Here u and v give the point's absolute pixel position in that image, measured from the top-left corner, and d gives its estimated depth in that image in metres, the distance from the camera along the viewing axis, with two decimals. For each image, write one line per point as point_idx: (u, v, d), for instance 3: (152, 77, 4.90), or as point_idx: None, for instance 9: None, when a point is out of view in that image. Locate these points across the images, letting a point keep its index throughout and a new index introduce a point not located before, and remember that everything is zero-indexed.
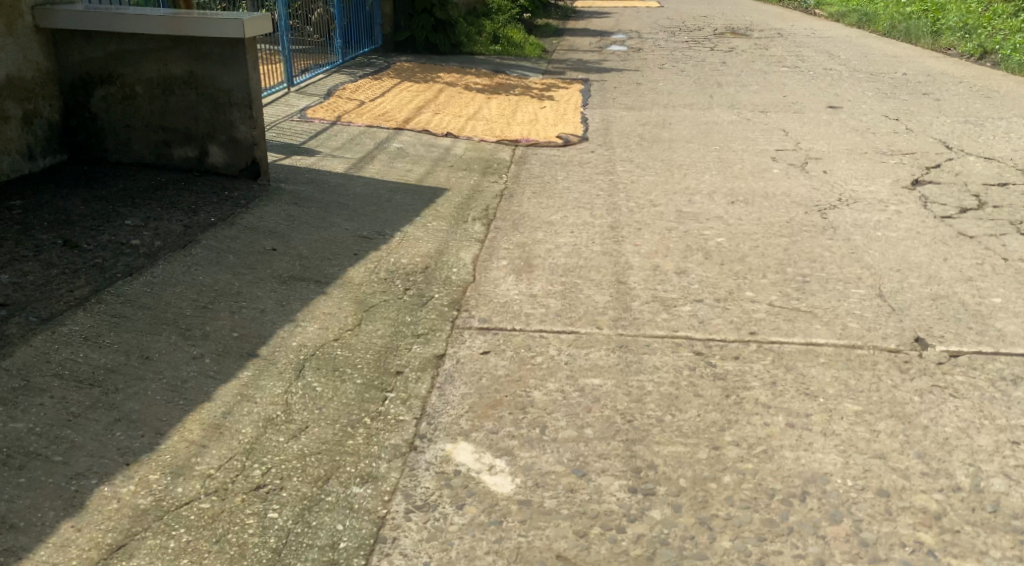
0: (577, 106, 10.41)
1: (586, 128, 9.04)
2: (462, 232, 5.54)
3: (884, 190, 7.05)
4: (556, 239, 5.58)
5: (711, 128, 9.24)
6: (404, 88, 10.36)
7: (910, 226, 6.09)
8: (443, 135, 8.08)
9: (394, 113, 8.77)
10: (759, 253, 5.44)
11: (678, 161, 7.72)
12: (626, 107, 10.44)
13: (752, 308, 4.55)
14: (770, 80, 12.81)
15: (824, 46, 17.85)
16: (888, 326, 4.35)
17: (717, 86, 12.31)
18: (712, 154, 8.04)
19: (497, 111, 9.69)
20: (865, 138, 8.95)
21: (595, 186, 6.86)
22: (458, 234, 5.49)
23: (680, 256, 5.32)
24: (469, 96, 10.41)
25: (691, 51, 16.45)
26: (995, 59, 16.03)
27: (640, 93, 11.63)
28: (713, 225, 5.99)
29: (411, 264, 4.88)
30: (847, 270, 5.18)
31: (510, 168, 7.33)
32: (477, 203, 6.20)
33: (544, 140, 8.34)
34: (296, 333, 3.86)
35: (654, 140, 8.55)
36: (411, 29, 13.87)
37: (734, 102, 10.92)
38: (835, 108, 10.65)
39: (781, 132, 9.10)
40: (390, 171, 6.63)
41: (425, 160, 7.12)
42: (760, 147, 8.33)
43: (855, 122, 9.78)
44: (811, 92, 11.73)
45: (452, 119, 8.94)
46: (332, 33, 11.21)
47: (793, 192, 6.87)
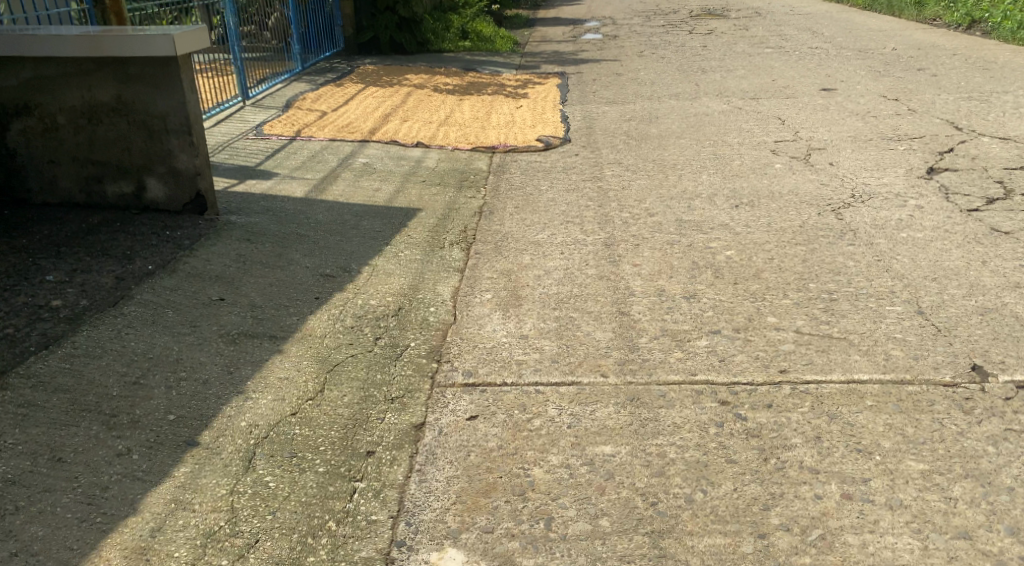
0: (556, 104, 9.79)
1: (568, 127, 8.45)
2: (439, 261, 4.89)
3: (897, 182, 6.49)
4: (545, 262, 4.97)
5: (701, 120, 8.65)
6: (370, 94, 9.70)
7: (936, 224, 5.55)
8: (415, 145, 7.45)
9: (359, 122, 8.12)
10: (774, 266, 4.87)
11: (671, 159, 7.12)
12: (609, 101, 9.85)
13: (777, 340, 3.98)
14: (756, 63, 12.25)
15: (806, 24, 17.33)
16: (937, 354, 3.81)
17: (701, 72, 11.74)
18: (707, 149, 7.45)
19: (472, 115, 9.07)
20: (866, 123, 8.39)
21: (584, 195, 6.26)
22: (434, 262, 4.87)
23: (691, 274, 4.76)
24: (440, 99, 9.78)
25: (670, 38, 15.85)
26: (984, 29, 15.57)
27: (622, 85, 11.02)
28: (719, 234, 5.41)
29: (382, 304, 4.24)
30: (875, 282, 4.62)
31: (489, 178, 6.71)
32: (455, 223, 5.56)
33: (524, 144, 7.73)
34: (246, 411, 3.20)
35: (642, 137, 7.95)
36: (375, 28, 13.20)
37: (722, 90, 10.33)
38: (830, 90, 10.10)
39: (777, 121, 8.54)
40: (356, 190, 6.00)
41: (395, 175, 6.49)
42: (761, 138, 7.80)
43: (853, 105, 9.22)
44: (800, 74, 11.15)
45: (422, 125, 8.30)
46: (290, 39, 10.53)
47: (801, 189, 6.30)
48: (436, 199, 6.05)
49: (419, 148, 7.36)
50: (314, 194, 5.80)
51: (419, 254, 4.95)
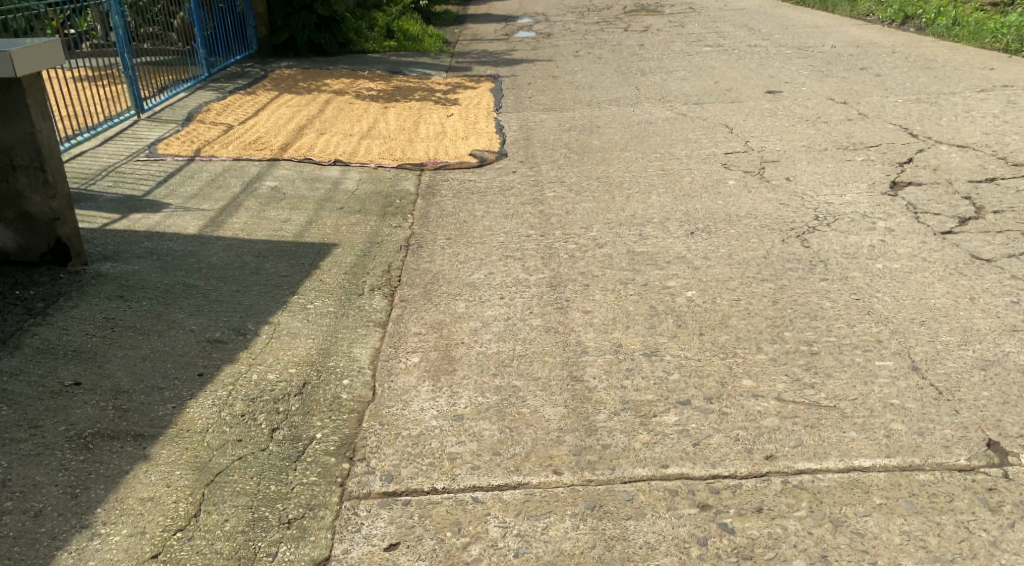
0: (489, 111, 9.15)
1: (503, 139, 7.89)
2: (356, 312, 4.10)
3: (861, 199, 5.93)
4: (483, 308, 4.26)
5: (644, 131, 8.02)
6: (285, 103, 8.94)
7: (912, 250, 5.00)
8: (331, 167, 6.70)
9: (270, 138, 7.39)
10: (742, 308, 4.28)
11: (617, 177, 6.56)
12: (546, 108, 9.23)
13: (757, 412, 3.36)
14: (696, 63, 11.72)
15: (742, 19, 16.92)
16: (944, 427, 3.26)
17: (640, 73, 11.16)
18: (653, 165, 6.84)
19: (398, 124, 8.38)
20: (818, 130, 7.83)
21: (523, 226, 5.60)
22: (351, 313, 4.08)
23: (652, 323, 4.12)
24: (362, 107, 9.06)
25: (604, 36, 15.25)
26: (918, 24, 15.32)
27: (557, 90, 10.35)
28: (676, 268, 4.79)
29: (282, 376, 3.45)
30: (859, 330, 4.05)
31: (417, 206, 6.04)
32: (376, 261, 4.77)
33: (455, 160, 7.11)
34: (90, 557, 2.45)
35: (583, 153, 7.30)
36: (291, 28, 12.34)
37: (663, 94, 9.73)
38: (775, 92, 9.59)
39: (725, 128, 7.98)
40: (263, 226, 5.23)
41: (311, 207, 5.74)
42: (710, 150, 7.22)
43: (801, 110, 8.68)
44: (742, 76, 10.61)
45: (342, 139, 7.61)
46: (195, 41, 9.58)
47: (760, 212, 5.71)
48: (355, 236, 5.31)
49: (338, 173, 6.61)
50: (211, 231, 5.00)
51: (332, 302, 4.19)
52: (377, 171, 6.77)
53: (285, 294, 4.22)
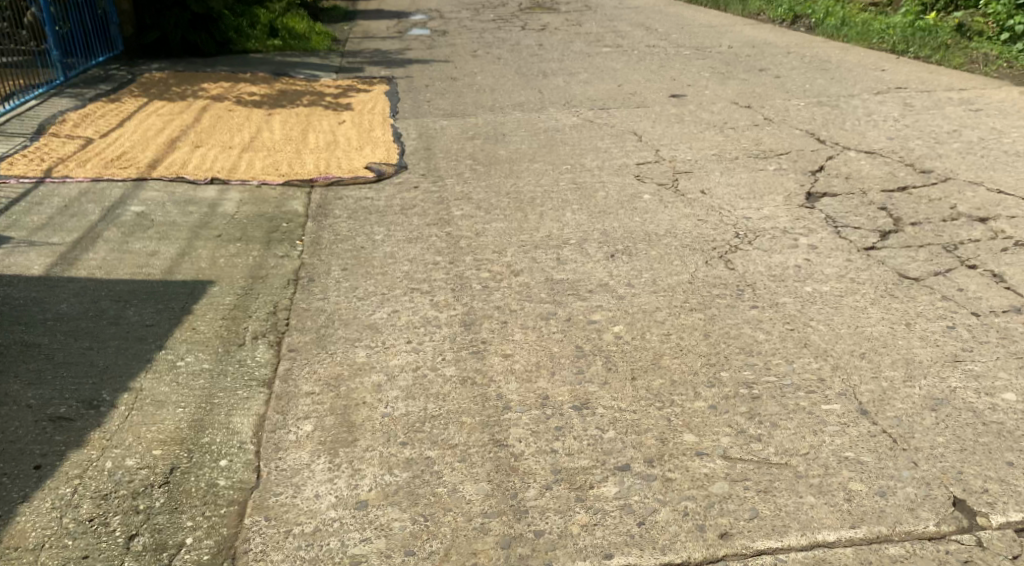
0: (384, 117, 8.82)
1: (402, 148, 7.55)
2: (236, 367, 3.75)
3: (779, 213, 5.67)
4: (387, 359, 3.84)
5: (549, 142, 7.66)
6: (156, 114, 8.46)
7: (838, 270, 4.72)
8: (207, 189, 6.26)
9: (142, 157, 6.91)
10: (674, 344, 3.90)
11: (528, 195, 6.26)
12: (445, 113, 8.94)
13: (704, 476, 2.97)
14: (597, 65, 11.46)
15: (638, 18, 16.81)
16: (906, 485, 2.93)
17: (542, 76, 10.82)
18: (561, 183, 6.49)
19: (284, 135, 7.98)
20: (727, 136, 7.59)
21: (427, 254, 5.13)
22: (231, 371, 3.72)
23: (580, 367, 3.71)
24: (243, 117, 8.63)
25: (502, 34, 14.84)
26: (808, 23, 15.44)
27: (456, 95, 9.88)
28: (600, 299, 4.41)
29: (143, 461, 2.96)
30: (800, 366, 3.69)
31: (307, 238, 5.49)
32: (258, 302, 4.45)
33: (350, 175, 6.71)
34: None
35: (486, 171, 6.83)
36: (161, 28, 11.84)
37: (566, 99, 9.39)
38: (678, 95, 9.38)
39: (632, 137, 7.71)
40: (131, 270, 4.68)
41: (186, 239, 5.23)
42: (621, 163, 6.91)
43: (708, 114, 8.47)
44: (645, 78, 10.37)
45: (223, 156, 7.17)
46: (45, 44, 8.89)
47: (677, 232, 5.38)
48: (237, 274, 4.78)
49: (220, 199, 6.08)
50: (71, 279, 4.49)
51: (208, 359, 3.79)
52: (263, 195, 6.25)
53: (151, 356, 3.75)
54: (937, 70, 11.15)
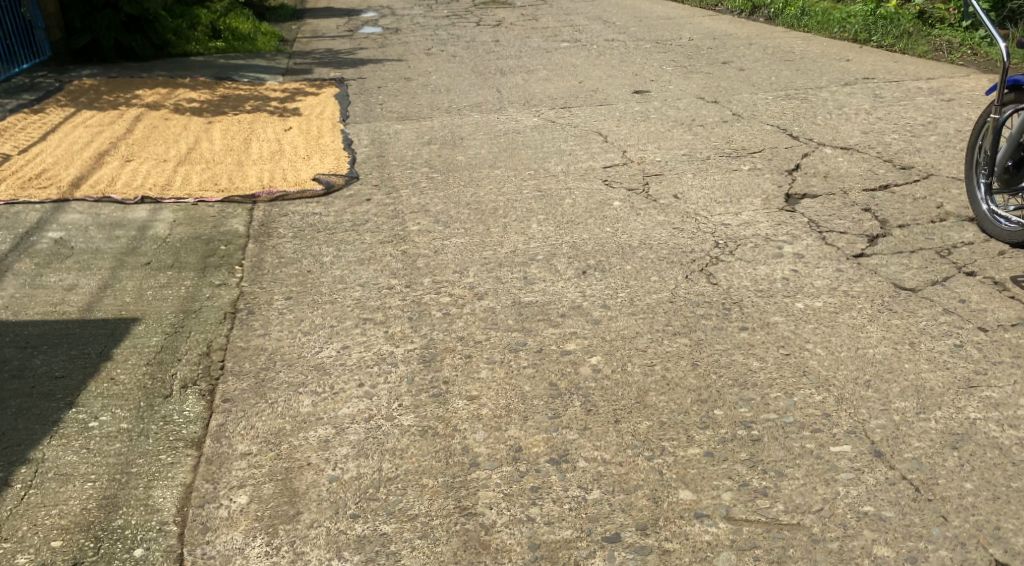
0: (333, 122, 8.37)
1: (353, 157, 7.11)
2: (160, 422, 3.34)
3: (759, 218, 5.25)
4: (335, 409, 3.41)
5: (509, 146, 7.21)
6: (85, 127, 8.00)
7: (829, 282, 4.25)
8: (135, 211, 5.80)
9: (67, 174, 6.46)
10: (660, 379, 3.46)
11: (490, 204, 5.86)
12: (399, 118, 8.47)
13: (706, 544, 2.56)
14: (555, 61, 11.02)
15: (595, 11, 16.38)
16: (938, 546, 2.52)
17: (499, 73, 10.35)
18: (524, 192, 6.05)
19: (225, 146, 7.54)
20: (696, 134, 7.16)
21: (380, 278, 4.67)
22: (155, 429, 3.29)
23: (556, 410, 3.28)
24: (181, 126, 8.17)
25: (456, 31, 14.35)
26: (767, 13, 15.12)
27: (410, 96, 9.40)
28: (575, 324, 3.98)
29: (38, 557, 2.59)
30: (801, 399, 3.27)
31: (247, 264, 4.99)
32: (190, 342, 4.02)
33: (296, 189, 6.27)
34: None
35: (438, 185, 6.31)
36: (92, 29, 11.53)
37: (526, 98, 8.95)
38: (641, 91, 8.97)
39: (597, 137, 7.29)
40: (46, 313, 4.22)
41: (111, 272, 4.77)
42: (587, 167, 6.49)
43: (674, 111, 8.04)
44: (606, 74, 9.95)
45: (157, 169, 6.73)
46: None
47: (653, 243, 4.95)
48: (167, 312, 4.31)
49: (152, 222, 5.61)
50: None
51: (127, 416, 3.36)
52: (201, 217, 5.77)
53: (61, 418, 3.31)
54: (902, 59, 10.90)
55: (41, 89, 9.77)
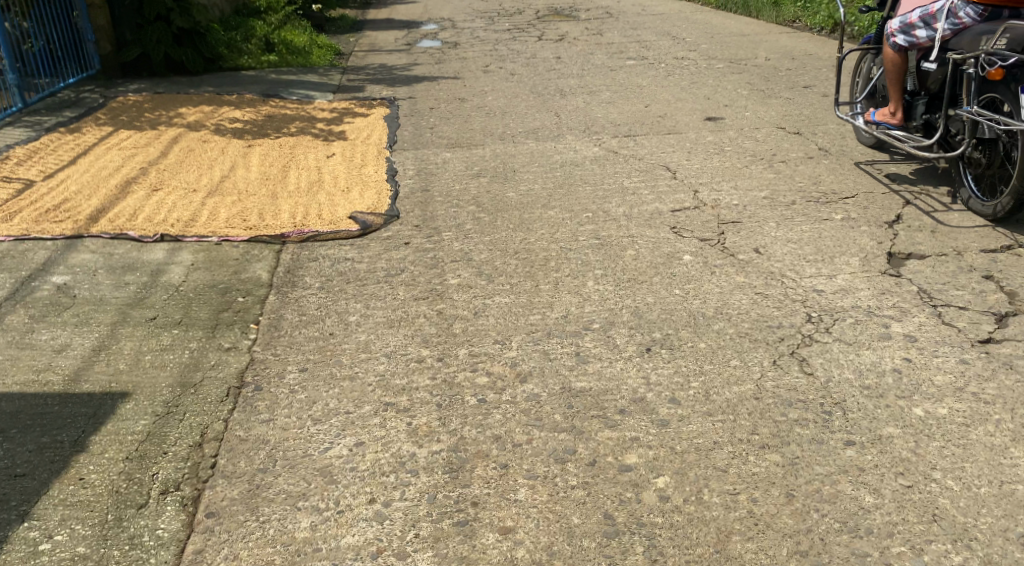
0: (379, 148, 7.80)
1: (396, 191, 6.51)
2: (125, 543, 2.74)
3: (859, 281, 4.42)
4: (338, 536, 2.75)
5: (566, 182, 6.51)
6: (118, 149, 7.57)
7: (955, 380, 3.45)
8: (152, 252, 5.27)
9: (89, 205, 6.00)
10: (747, 517, 2.73)
11: (542, 253, 5.17)
12: (450, 145, 7.85)
13: None
14: (620, 82, 10.28)
15: (663, 26, 15.58)
16: None
17: (559, 95, 9.67)
18: (580, 239, 5.36)
19: (262, 174, 7.02)
20: (778, 171, 6.32)
21: (409, 347, 4.02)
22: (118, 553, 2.70)
23: (611, 558, 2.59)
24: (218, 150, 7.69)
25: (516, 46, 13.72)
26: (849, 32, 14.13)
27: (462, 120, 8.80)
28: (637, 425, 3.26)
29: None
30: (934, 560, 2.51)
31: (263, 323, 4.39)
32: (182, 425, 3.42)
33: (330, 228, 5.69)
34: None
35: (484, 230, 5.64)
36: (142, 43, 11.27)
37: (586, 124, 8.26)
38: (714, 117, 8.17)
39: (664, 172, 6.54)
40: (25, 383, 3.68)
41: (111, 329, 4.23)
42: (653, 208, 5.75)
43: (751, 143, 7.16)
44: (674, 98, 9.18)
45: (184, 201, 6.24)
46: None
47: (733, 311, 4.19)
48: (161, 385, 3.72)
49: (168, 266, 5.08)
50: None
51: (88, 534, 2.77)
52: (222, 260, 5.21)
53: (7, 537, 2.74)
54: None
55: (83, 105, 9.42)
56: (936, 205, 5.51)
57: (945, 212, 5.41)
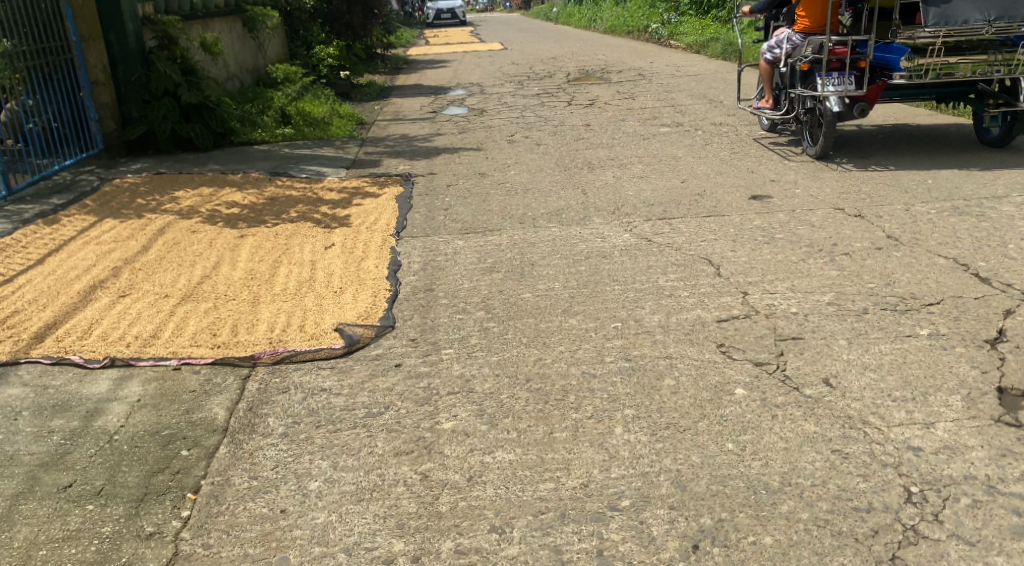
0: (384, 236, 6.94)
1: (394, 292, 5.60)
2: None
3: (969, 431, 3.38)
4: None
5: (592, 279, 5.55)
6: (95, 244, 6.85)
7: None
8: (94, 383, 4.43)
9: (40, 318, 5.23)
10: None
11: (559, 377, 4.19)
12: (462, 232, 6.95)
13: None
14: (655, 152, 9.37)
15: (702, 87, 14.69)
16: None
17: (588, 169, 8.78)
18: (607, 359, 4.36)
19: (249, 271, 6.21)
20: (843, 266, 5.32)
21: (377, 537, 3.07)
22: None
23: None
24: (206, 242, 6.92)
25: (544, 112, 12.93)
26: None
27: (479, 199, 7.94)
28: None
29: None
30: None
31: (202, 490, 3.47)
32: None
33: (312, 345, 4.81)
34: None
35: (490, 344, 4.67)
36: (148, 120, 10.69)
37: (616, 204, 7.35)
38: (760, 194, 7.21)
39: (706, 266, 5.56)
40: None
41: (9, 507, 3.36)
42: (695, 318, 4.76)
43: (807, 228, 6.17)
44: (715, 171, 8.24)
45: (151, 309, 5.44)
46: None
47: (805, 480, 3.17)
48: None
49: (108, 403, 4.23)
50: None
51: None
52: (173, 393, 4.33)
53: None
54: None
55: (74, 190, 8.76)
56: (789, 154, 8.83)
57: (792, 155, 8.74)
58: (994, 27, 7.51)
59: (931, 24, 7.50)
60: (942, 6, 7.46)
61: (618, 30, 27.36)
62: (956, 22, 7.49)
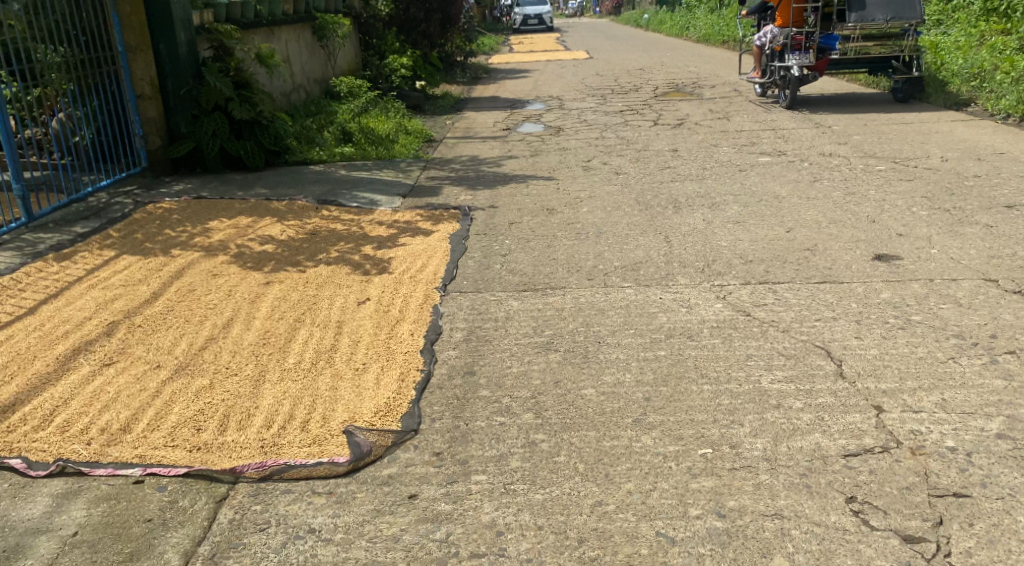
0: (428, 289, 5.92)
1: (426, 375, 4.53)
2: None
3: None
4: None
5: (674, 370, 4.40)
6: (101, 288, 5.99)
7: None
8: (27, 505, 3.47)
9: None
10: None
11: (628, 540, 3.08)
12: (521, 288, 5.87)
13: None
14: (753, 189, 8.12)
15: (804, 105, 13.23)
16: None
17: (672, 208, 7.62)
18: (693, 513, 3.21)
19: (263, 331, 5.22)
20: (1010, 379, 4.04)
21: None
22: None
23: None
24: (226, 289, 5.99)
25: (626, 134, 11.77)
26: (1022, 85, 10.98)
27: (545, 243, 6.87)
28: None
29: None
30: None
31: None
32: None
33: (314, 455, 3.76)
34: None
35: (535, 472, 3.55)
36: (196, 136, 9.92)
37: (706, 258, 6.16)
38: (882, 253, 5.94)
39: (822, 362, 4.34)
40: None
41: None
42: (813, 448, 3.57)
43: (953, 310, 4.88)
44: (827, 218, 6.95)
45: (134, 386, 4.46)
46: None
47: None
48: None
49: (35, 537, 3.27)
50: None
51: None
52: (121, 525, 3.34)
53: None
54: None
55: (103, 215, 8.01)
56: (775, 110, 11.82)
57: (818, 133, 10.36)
58: (891, 24, 10.81)
59: (852, 22, 10.80)
60: (859, 11, 10.74)
61: (711, 41, 25.85)
62: (867, 21, 10.76)
